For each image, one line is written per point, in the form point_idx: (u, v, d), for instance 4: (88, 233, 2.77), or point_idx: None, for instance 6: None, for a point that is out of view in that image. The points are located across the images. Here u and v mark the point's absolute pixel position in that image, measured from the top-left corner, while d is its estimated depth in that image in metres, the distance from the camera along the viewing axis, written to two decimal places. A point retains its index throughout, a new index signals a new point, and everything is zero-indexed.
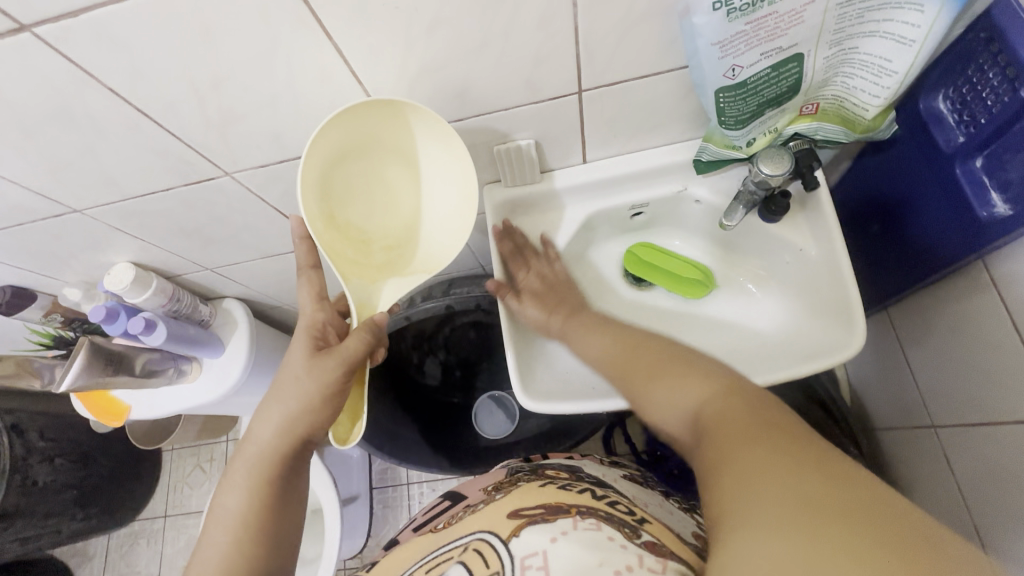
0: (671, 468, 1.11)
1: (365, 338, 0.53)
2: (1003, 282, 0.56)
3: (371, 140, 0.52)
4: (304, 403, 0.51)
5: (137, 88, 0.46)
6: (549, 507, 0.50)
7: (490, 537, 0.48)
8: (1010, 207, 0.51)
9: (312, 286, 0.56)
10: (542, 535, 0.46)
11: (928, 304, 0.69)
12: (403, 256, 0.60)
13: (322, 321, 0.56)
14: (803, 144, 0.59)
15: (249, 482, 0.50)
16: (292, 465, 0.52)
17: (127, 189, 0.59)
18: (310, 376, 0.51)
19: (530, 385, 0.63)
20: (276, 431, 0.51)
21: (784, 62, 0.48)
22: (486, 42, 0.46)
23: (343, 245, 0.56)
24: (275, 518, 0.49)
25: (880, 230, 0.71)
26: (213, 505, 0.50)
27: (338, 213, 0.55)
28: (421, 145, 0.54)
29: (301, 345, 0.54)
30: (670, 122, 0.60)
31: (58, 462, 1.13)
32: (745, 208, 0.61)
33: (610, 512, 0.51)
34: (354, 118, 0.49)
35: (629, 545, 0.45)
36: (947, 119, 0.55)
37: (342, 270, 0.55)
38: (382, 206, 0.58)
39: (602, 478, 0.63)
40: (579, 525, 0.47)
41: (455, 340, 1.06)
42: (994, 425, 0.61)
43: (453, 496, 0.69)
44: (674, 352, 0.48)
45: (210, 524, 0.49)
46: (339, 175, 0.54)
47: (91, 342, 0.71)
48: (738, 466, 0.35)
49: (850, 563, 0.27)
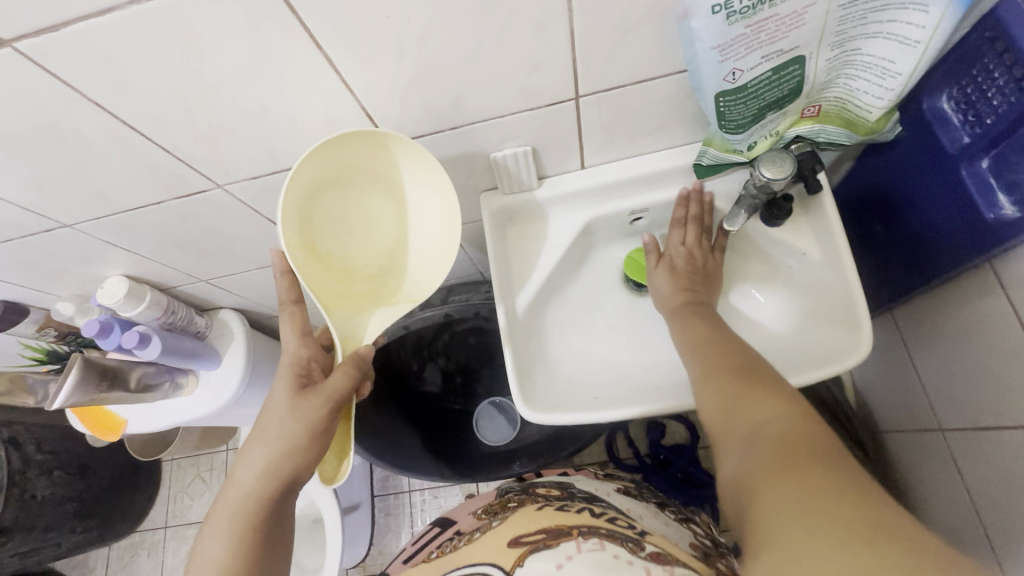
0: (674, 473, 1.12)
1: (350, 372, 0.52)
2: (1011, 281, 0.55)
3: (354, 169, 0.52)
4: (288, 446, 0.50)
5: (124, 102, 0.45)
6: (550, 531, 0.49)
7: (495, 572, 0.47)
8: (1017, 209, 0.50)
9: (294, 321, 0.56)
10: (547, 563, 0.45)
11: (935, 305, 0.68)
12: (387, 284, 0.58)
13: (307, 357, 0.55)
14: (806, 146, 0.57)
15: (231, 530, 0.49)
16: (276, 508, 0.51)
17: (118, 203, 0.58)
18: (293, 417, 0.50)
19: (531, 396, 0.62)
20: (258, 476, 0.51)
21: (785, 65, 0.47)
22: (481, 49, 0.45)
23: (323, 276, 0.54)
24: (261, 567, 0.49)
25: (884, 231, 0.70)
26: (194, 556, 0.49)
27: (319, 243, 0.54)
28: (404, 172, 0.53)
29: (285, 384, 0.53)
30: (669, 127, 0.59)
31: (56, 475, 1.12)
32: (747, 213, 0.60)
33: (612, 529, 0.49)
34: (336, 147, 0.49)
35: (635, 560, 0.44)
36: (952, 118, 0.54)
37: (323, 301, 0.54)
38: (365, 235, 0.56)
39: (594, 493, 0.63)
40: (584, 546, 0.46)
41: (455, 347, 1.06)
42: (1002, 430, 0.60)
43: (443, 522, 0.68)
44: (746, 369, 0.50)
45: (192, 571, 0.48)
46: (319, 204, 0.53)
47: (83, 359, 0.70)
48: (802, 484, 0.36)
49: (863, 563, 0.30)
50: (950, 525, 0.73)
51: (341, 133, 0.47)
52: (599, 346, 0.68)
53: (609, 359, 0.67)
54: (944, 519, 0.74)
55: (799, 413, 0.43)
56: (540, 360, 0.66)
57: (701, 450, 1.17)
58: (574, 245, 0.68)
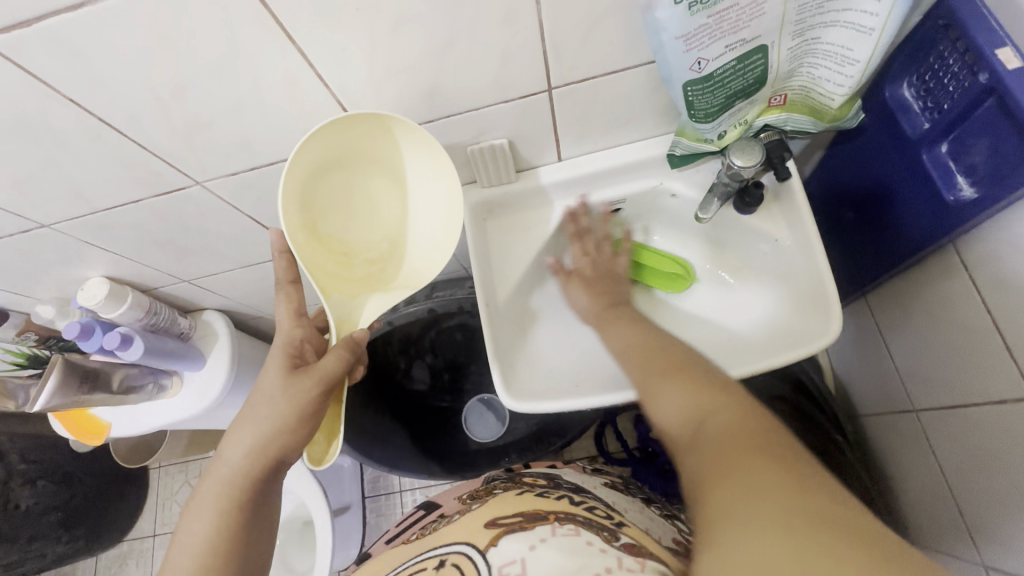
0: (663, 464, 1.11)
1: (343, 356, 0.52)
2: (974, 264, 0.57)
3: (356, 152, 0.52)
4: (278, 424, 0.51)
5: (99, 98, 0.46)
6: (526, 515, 0.50)
7: (468, 550, 0.47)
8: (975, 190, 0.52)
9: (290, 301, 0.57)
10: (519, 544, 0.45)
11: (904, 288, 0.69)
12: (386, 269, 0.58)
13: (300, 338, 0.55)
14: (773, 135, 0.58)
15: (217, 506, 0.49)
16: (263, 487, 0.52)
17: (95, 202, 0.58)
18: (284, 395, 0.51)
19: (513, 386, 0.62)
20: (247, 453, 0.51)
21: (749, 54, 0.49)
22: (452, 42, 0.46)
23: (324, 258, 0.54)
24: (243, 545, 0.49)
25: (854, 217, 0.72)
26: (178, 530, 0.49)
27: (320, 225, 0.54)
28: (405, 156, 0.54)
29: (278, 363, 0.53)
30: (641, 118, 0.60)
31: (40, 484, 1.11)
32: (720, 201, 0.61)
33: (588, 518, 0.50)
34: (341, 130, 0.49)
35: (608, 549, 0.44)
36: (913, 106, 0.56)
37: (323, 283, 0.54)
38: (364, 220, 0.57)
39: (580, 484, 0.64)
40: (558, 531, 0.47)
41: (441, 343, 1.05)
42: (971, 407, 0.62)
43: (428, 504, 0.68)
44: (680, 364, 0.49)
45: (174, 549, 0.48)
46: (322, 187, 0.53)
47: (64, 361, 0.70)
48: (735, 482, 0.35)
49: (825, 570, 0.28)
50: (926, 505, 0.75)
51: (345, 116, 0.47)
52: (579, 335, 0.69)
53: (591, 348, 0.68)
54: (921, 499, 0.76)
55: (735, 402, 0.42)
56: (522, 350, 0.67)
57: None
58: (554, 235, 0.69)
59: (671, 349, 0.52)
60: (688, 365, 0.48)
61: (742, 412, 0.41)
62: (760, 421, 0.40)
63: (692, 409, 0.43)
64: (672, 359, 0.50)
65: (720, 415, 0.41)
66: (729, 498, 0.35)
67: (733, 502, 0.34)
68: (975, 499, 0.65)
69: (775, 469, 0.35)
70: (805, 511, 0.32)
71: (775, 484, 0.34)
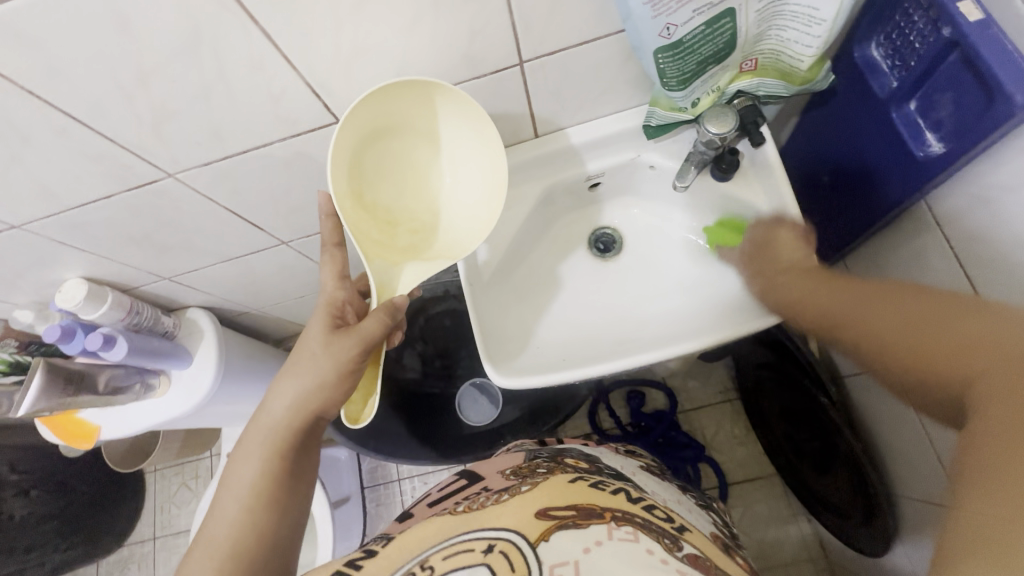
0: (656, 437, 1.15)
1: (382, 320, 0.52)
2: (945, 221, 0.58)
3: (403, 119, 0.53)
4: (318, 380, 0.51)
5: (59, 89, 0.45)
6: (580, 510, 0.47)
7: (519, 541, 0.44)
8: (943, 145, 0.53)
9: (334, 264, 0.57)
10: (575, 545, 0.42)
11: (879, 250, 0.72)
12: (427, 240, 0.58)
13: (342, 299, 0.56)
14: (746, 101, 0.60)
15: (263, 454, 0.51)
16: (304, 440, 0.53)
17: (65, 200, 0.57)
18: (326, 353, 0.51)
19: (500, 361, 0.63)
20: (290, 406, 0.52)
21: (717, 18, 0.49)
22: (419, 17, 0.46)
23: (369, 225, 0.55)
24: (286, 492, 0.51)
25: (830, 181, 0.73)
26: (228, 471, 0.52)
27: (365, 193, 0.55)
28: (450, 124, 0.54)
29: (320, 322, 0.54)
30: (616, 89, 0.60)
31: (34, 494, 1.09)
32: (697, 169, 0.62)
33: (647, 520, 0.48)
34: (390, 96, 0.50)
35: (670, 560, 0.42)
36: (881, 65, 0.57)
37: (366, 250, 0.54)
38: (410, 189, 0.57)
39: (622, 471, 0.63)
40: (615, 534, 0.44)
41: (431, 330, 1.10)
42: None
43: (471, 475, 0.68)
44: (908, 308, 0.44)
45: (223, 491, 0.51)
46: (369, 155, 0.54)
47: (47, 363, 0.68)
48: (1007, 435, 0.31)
49: None
50: (911, 465, 0.77)
51: (396, 82, 0.48)
52: (568, 310, 0.71)
53: (580, 322, 0.70)
54: (905, 458, 0.78)
55: None
56: (515, 328, 0.68)
57: (681, 415, 1.20)
58: (536, 209, 0.69)
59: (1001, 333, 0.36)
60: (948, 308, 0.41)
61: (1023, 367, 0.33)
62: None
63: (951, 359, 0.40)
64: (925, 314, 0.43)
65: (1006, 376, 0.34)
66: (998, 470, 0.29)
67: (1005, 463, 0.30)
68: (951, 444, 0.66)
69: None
70: None
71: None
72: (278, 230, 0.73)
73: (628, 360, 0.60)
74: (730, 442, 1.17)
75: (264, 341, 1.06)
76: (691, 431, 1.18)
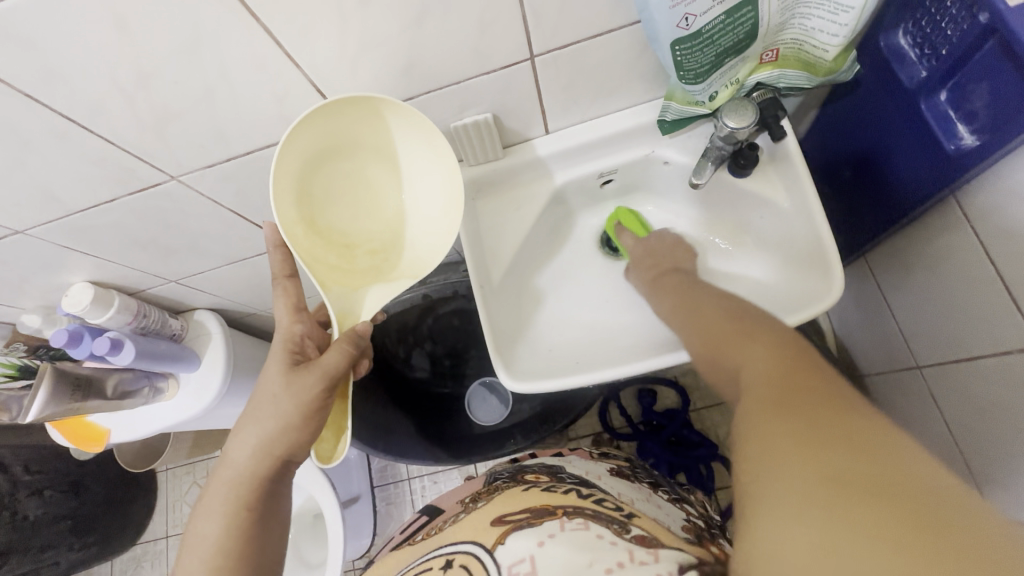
0: (667, 437, 1.13)
1: (346, 350, 0.51)
2: (974, 215, 0.56)
3: (350, 138, 0.51)
4: (282, 423, 0.50)
5: (59, 93, 0.44)
6: (533, 511, 0.49)
7: (477, 550, 0.46)
8: (976, 137, 0.50)
9: (288, 296, 0.56)
10: (528, 541, 0.45)
11: (902, 244, 0.69)
12: (389, 260, 0.57)
13: (300, 333, 0.55)
14: (767, 93, 0.57)
15: (226, 509, 0.50)
16: (271, 487, 0.52)
17: (70, 204, 0.56)
18: (287, 394, 0.51)
19: (512, 366, 0.62)
20: (252, 453, 0.52)
21: (738, 7, 0.46)
22: (426, 11, 0.44)
23: (324, 251, 0.54)
24: (255, 544, 0.50)
25: (852, 175, 0.70)
26: (191, 530, 0.51)
27: (319, 217, 0.54)
28: (402, 137, 0.52)
29: (279, 360, 0.53)
30: (628, 84, 0.58)
31: (48, 494, 1.10)
32: (714, 165, 0.60)
33: (597, 510, 0.49)
34: (329, 116, 0.48)
35: (618, 542, 0.44)
36: (909, 53, 0.55)
37: (320, 278, 0.53)
38: (368, 209, 0.56)
39: (584, 477, 0.61)
40: (567, 526, 0.46)
41: (440, 330, 1.05)
42: (982, 357, 0.61)
43: (431, 510, 0.68)
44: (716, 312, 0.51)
45: (186, 551, 0.49)
46: (318, 178, 0.53)
47: (54, 369, 0.68)
48: (777, 419, 0.36)
49: (831, 488, 0.31)
50: None
51: (331, 101, 0.46)
52: (579, 312, 0.69)
53: (590, 322, 0.69)
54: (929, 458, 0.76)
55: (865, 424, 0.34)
56: (520, 330, 0.67)
57: (693, 413, 1.18)
58: (547, 209, 0.67)
59: (772, 349, 0.43)
60: (740, 321, 0.48)
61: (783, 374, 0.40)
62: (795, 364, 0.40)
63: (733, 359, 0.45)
64: (727, 321, 0.49)
65: (764, 375, 0.41)
66: (769, 445, 0.35)
67: (767, 446, 0.35)
68: (979, 448, 0.65)
69: (798, 417, 0.36)
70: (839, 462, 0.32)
71: (808, 428, 0.34)
72: None
73: (644, 365, 0.58)
74: None
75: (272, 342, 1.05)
76: (703, 429, 1.17)
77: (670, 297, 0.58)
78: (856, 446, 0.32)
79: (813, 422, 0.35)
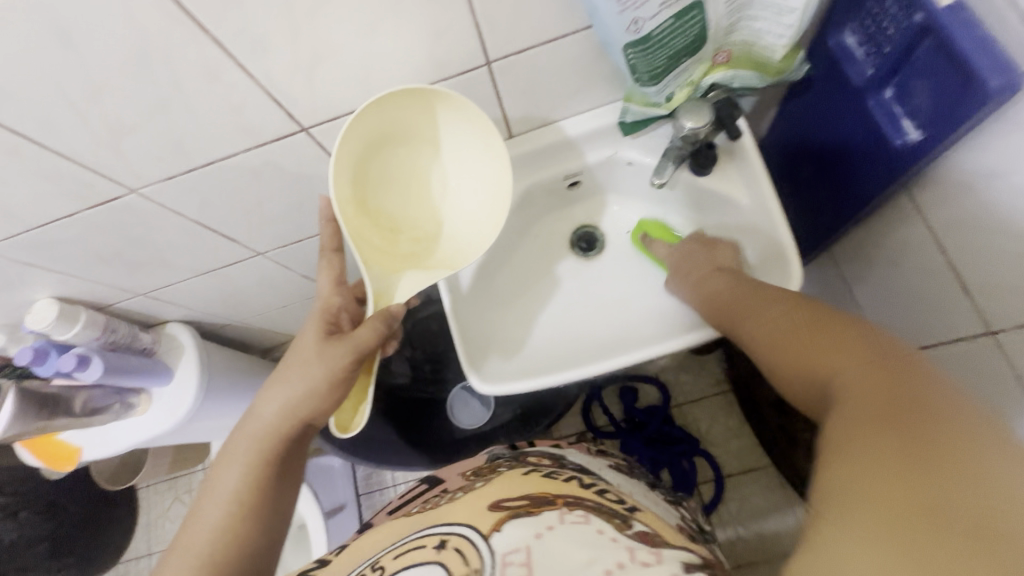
0: (650, 433, 1.14)
1: (378, 328, 0.51)
2: (927, 207, 0.58)
3: (406, 128, 0.53)
4: (309, 386, 0.50)
5: (7, 109, 0.43)
6: (532, 500, 0.47)
7: (472, 533, 0.43)
8: (919, 132, 0.52)
9: (331, 269, 0.58)
10: (525, 531, 0.42)
11: (863, 238, 0.72)
12: (430, 249, 0.58)
13: (338, 305, 0.56)
14: (721, 94, 0.58)
15: (246, 461, 0.50)
16: (293, 446, 0.52)
17: (27, 220, 0.56)
18: (318, 359, 0.51)
19: (482, 368, 0.63)
20: (280, 412, 0.52)
21: (686, 11, 0.47)
22: (378, 20, 0.44)
23: (370, 231, 0.55)
24: (270, 496, 0.50)
25: (811, 171, 0.72)
26: (211, 476, 0.51)
27: (370, 199, 0.55)
28: (455, 130, 0.54)
29: (314, 327, 0.54)
30: (589, 87, 0.59)
31: (23, 516, 1.08)
32: (674, 165, 0.60)
33: (598, 503, 0.49)
34: (393, 104, 0.50)
35: (619, 538, 0.43)
36: (856, 53, 0.56)
37: (364, 256, 0.53)
38: (414, 197, 0.57)
39: (585, 466, 0.63)
40: (567, 518, 0.44)
41: (418, 335, 1.07)
42: (939, 346, 0.63)
43: (431, 478, 0.68)
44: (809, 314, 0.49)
45: (203, 496, 0.50)
46: (376, 161, 0.54)
47: (18, 387, 0.67)
48: (857, 438, 0.35)
49: (910, 502, 0.30)
50: None
51: (398, 90, 0.48)
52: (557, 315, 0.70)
53: (563, 321, 0.70)
54: None
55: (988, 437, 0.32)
56: (501, 335, 0.68)
57: (675, 409, 1.19)
58: (516, 211, 0.68)
59: (874, 352, 0.41)
60: (833, 328, 0.46)
61: (877, 380, 0.38)
62: (893, 370, 0.38)
63: (827, 363, 0.43)
64: (815, 325, 0.47)
65: (861, 380, 0.39)
66: (845, 460, 0.35)
67: (847, 458, 0.34)
68: None
69: (885, 435, 0.34)
70: (925, 485, 0.30)
71: (894, 445, 0.33)
72: (254, 241, 0.72)
73: (623, 359, 0.59)
74: (725, 434, 1.16)
75: (248, 353, 1.04)
76: (686, 425, 1.18)
77: (713, 282, 0.59)
78: (951, 464, 0.31)
79: (899, 429, 0.34)
